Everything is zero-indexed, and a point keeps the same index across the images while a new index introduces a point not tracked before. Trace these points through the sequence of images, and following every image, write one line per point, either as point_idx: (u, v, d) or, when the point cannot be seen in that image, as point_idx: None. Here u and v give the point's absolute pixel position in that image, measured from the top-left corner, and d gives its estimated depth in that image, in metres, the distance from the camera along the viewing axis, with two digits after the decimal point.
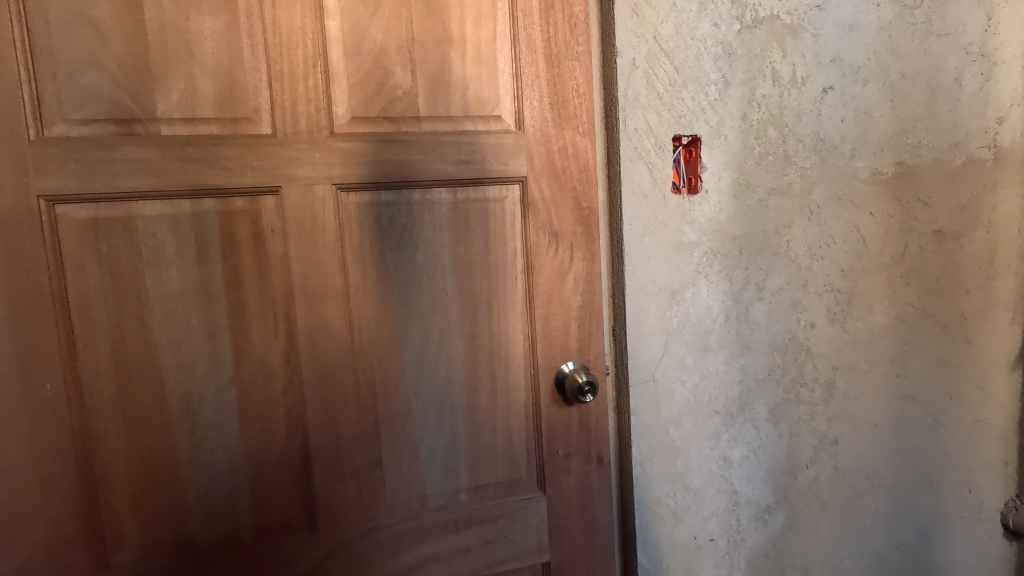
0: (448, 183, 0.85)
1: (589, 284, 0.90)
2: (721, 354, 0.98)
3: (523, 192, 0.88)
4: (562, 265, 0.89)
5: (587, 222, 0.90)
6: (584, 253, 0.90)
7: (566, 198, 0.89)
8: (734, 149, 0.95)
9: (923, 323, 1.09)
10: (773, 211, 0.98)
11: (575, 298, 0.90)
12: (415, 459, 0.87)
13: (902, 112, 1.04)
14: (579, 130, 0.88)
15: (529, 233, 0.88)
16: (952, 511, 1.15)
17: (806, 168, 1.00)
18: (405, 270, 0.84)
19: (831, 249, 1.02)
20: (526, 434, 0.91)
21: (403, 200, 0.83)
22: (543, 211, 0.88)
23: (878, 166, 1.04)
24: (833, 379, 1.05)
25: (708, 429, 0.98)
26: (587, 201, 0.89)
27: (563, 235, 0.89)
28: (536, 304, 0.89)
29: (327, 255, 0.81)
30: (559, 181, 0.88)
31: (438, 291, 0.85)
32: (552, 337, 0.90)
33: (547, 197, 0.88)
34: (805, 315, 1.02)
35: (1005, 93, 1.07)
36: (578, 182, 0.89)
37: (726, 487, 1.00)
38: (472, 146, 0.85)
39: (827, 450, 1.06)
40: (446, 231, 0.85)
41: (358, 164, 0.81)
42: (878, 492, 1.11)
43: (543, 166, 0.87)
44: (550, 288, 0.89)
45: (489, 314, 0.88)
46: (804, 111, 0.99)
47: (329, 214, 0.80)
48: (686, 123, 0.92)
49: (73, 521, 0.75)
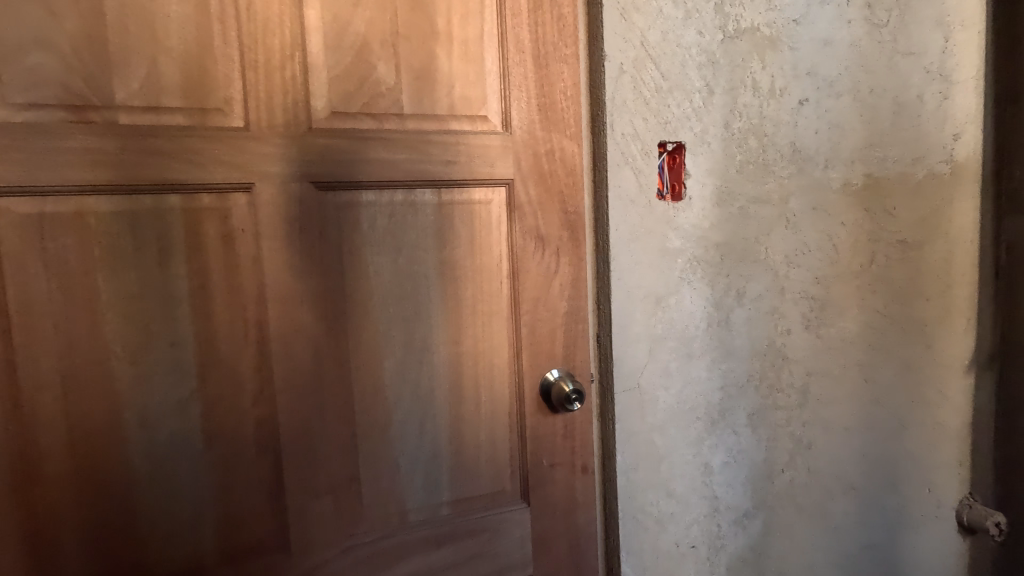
0: (433, 184, 0.81)
1: (573, 289, 0.89)
2: (704, 360, 0.98)
3: (510, 194, 0.85)
4: (547, 270, 0.87)
5: (574, 226, 0.88)
6: (570, 258, 0.89)
7: (552, 201, 0.87)
8: (717, 156, 0.96)
9: (889, 329, 1.14)
10: (753, 218, 1.00)
11: (561, 305, 0.89)
12: (395, 473, 0.82)
13: (870, 125, 1.09)
14: (566, 133, 0.87)
15: (516, 236, 0.86)
16: (914, 511, 1.22)
17: (783, 177, 1.02)
18: (387, 274, 0.80)
19: (806, 257, 1.05)
20: (510, 443, 0.89)
21: (386, 200, 0.79)
22: (530, 214, 0.86)
23: (850, 177, 1.08)
24: (808, 385, 1.07)
25: (691, 435, 0.98)
26: (574, 204, 0.88)
27: (549, 240, 0.87)
28: (521, 310, 0.87)
29: (302, 257, 0.76)
30: (545, 185, 0.87)
31: (421, 296, 0.82)
32: (539, 344, 0.88)
33: (534, 201, 0.86)
34: (781, 321, 1.03)
35: (961, 113, 1.18)
36: (564, 186, 0.87)
37: (707, 494, 1.00)
38: (457, 145, 0.82)
39: (802, 454, 1.08)
40: (431, 233, 0.82)
41: (339, 160, 0.77)
42: (848, 495, 1.14)
43: (530, 169, 0.86)
44: (537, 294, 0.87)
45: (475, 319, 0.85)
46: (782, 121, 1.00)
47: (306, 214, 0.76)
48: (671, 130, 0.92)
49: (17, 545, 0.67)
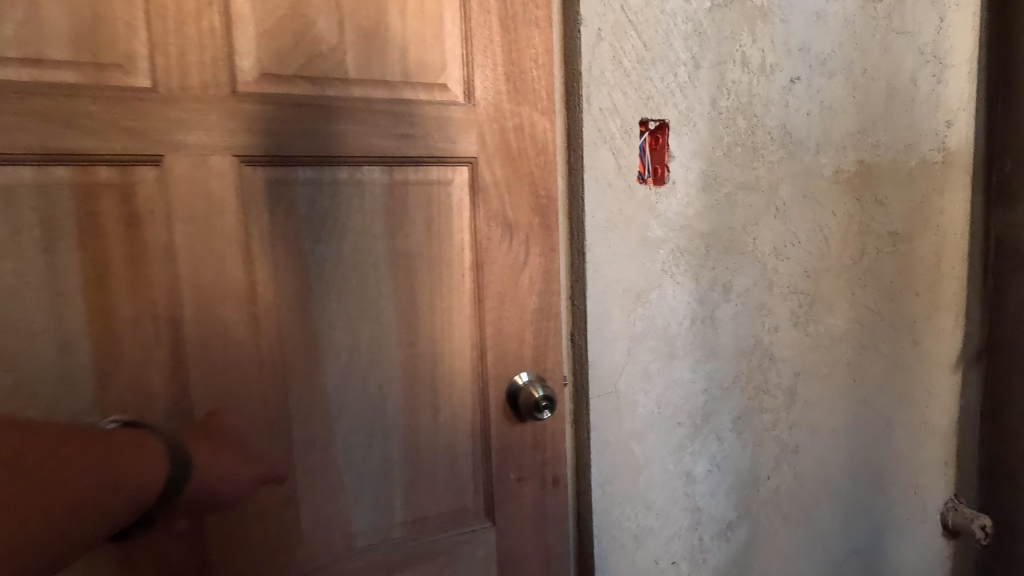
0: (387, 160, 0.71)
1: (545, 282, 0.80)
2: (687, 361, 0.89)
3: (472, 175, 0.75)
4: (515, 261, 0.78)
5: (545, 212, 0.79)
6: (541, 248, 0.79)
7: (521, 184, 0.77)
8: (703, 137, 0.87)
9: (879, 325, 1.08)
10: (741, 206, 0.92)
11: (531, 300, 0.79)
12: (340, 492, 0.72)
13: (863, 108, 1.02)
14: (537, 106, 0.77)
15: (479, 222, 0.76)
16: (900, 515, 1.17)
17: (773, 162, 0.94)
18: (330, 264, 0.69)
19: (795, 249, 0.97)
20: (474, 454, 0.79)
21: (330, 178, 0.69)
22: (496, 197, 0.76)
23: (841, 164, 1.00)
24: (796, 385, 1.00)
25: (673, 443, 0.90)
26: (546, 188, 0.79)
27: (517, 227, 0.78)
28: (485, 306, 0.77)
29: (226, 244, 0.65)
30: (513, 165, 0.77)
31: (370, 290, 0.72)
32: (506, 344, 0.78)
33: (500, 182, 0.77)
34: (769, 318, 0.96)
35: (953, 98, 1.12)
36: (535, 166, 0.78)
37: (689, 505, 0.92)
38: (412, 116, 0.72)
39: (788, 459, 1.01)
40: (381, 218, 0.71)
41: (274, 131, 0.66)
42: (834, 501, 1.08)
43: (496, 146, 0.76)
44: (503, 287, 0.78)
45: (433, 315, 0.75)
46: (772, 101, 0.92)
47: (230, 193, 0.64)
48: (654, 106, 0.83)
49: (83, 459, 0.49)
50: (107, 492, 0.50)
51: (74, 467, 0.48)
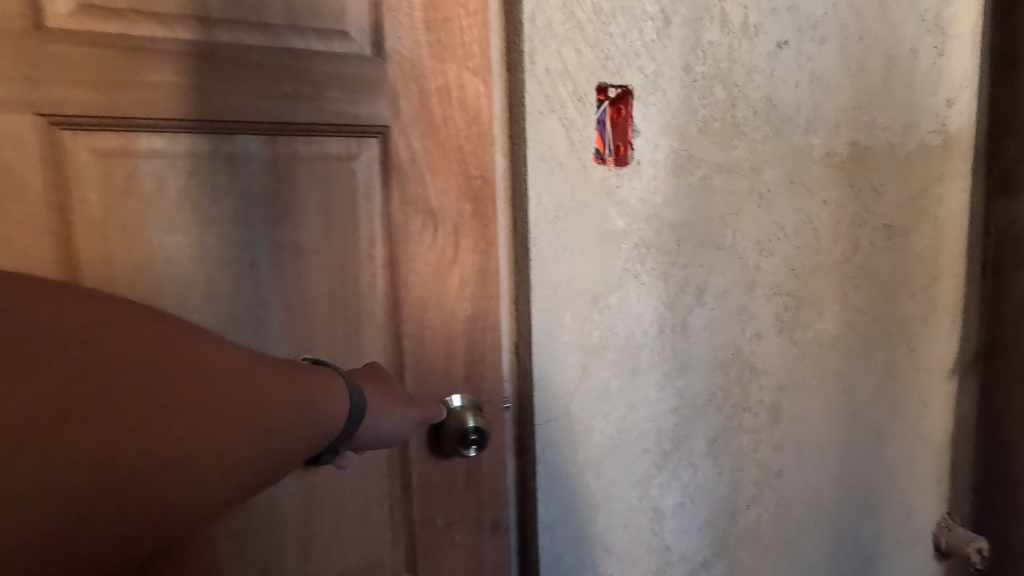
0: (261, 129, 0.54)
1: (480, 284, 0.65)
2: (653, 377, 0.76)
3: (384, 150, 0.60)
4: (441, 258, 0.63)
5: (479, 197, 0.64)
6: (473, 242, 0.64)
7: (447, 162, 0.62)
8: (673, 108, 0.73)
9: (872, 330, 0.96)
10: (718, 193, 0.78)
11: (461, 306, 0.65)
12: (211, 552, 0.57)
13: (859, 82, 0.88)
14: (467, 64, 0.61)
15: (393, 210, 0.61)
16: (891, 539, 1.06)
17: (756, 141, 0.80)
18: (190, 262, 0.53)
19: (781, 243, 0.84)
20: (391, 496, 0.64)
21: (184, 150, 0.52)
22: (415, 179, 0.61)
23: (833, 145, 0.87)
24: (780, 401, 0.87)
25: (637, 473, 0.76)
26: (480, 167, 0.63)
27: (443, 216, 0.63)
28: (403, 313, 0.62)
29: (34, 236, 0.48)
30: (437, 137, 0.61)
31: (247, 296, 0.56)
32: (430, 360, 0.64)
33: (421, 160, 0.61)
34: (750, 324, 0.82)
35: (955, 74, 0.99)
36: (465, 140, 0.62)
37: (656, 544, 0.79)
38: (296, 70, 0.55)
39: (771, 485, 0.88)
40: (260, 203, 0.55)
41: (92, 84, 0.49)
42: (821, 528, 0.96)
43: (414, 114, 0.60)
44: (425, 291, 0.63)
45: (335, 327, 0.60)
46: (756, 68, 0.78)
47: (39, 168, 0.48)
48: (614, 69, 0.68)
49: (276, 379, 0.44)
50: (253, 456, 0.41)
51: (242, 414, 0.40)
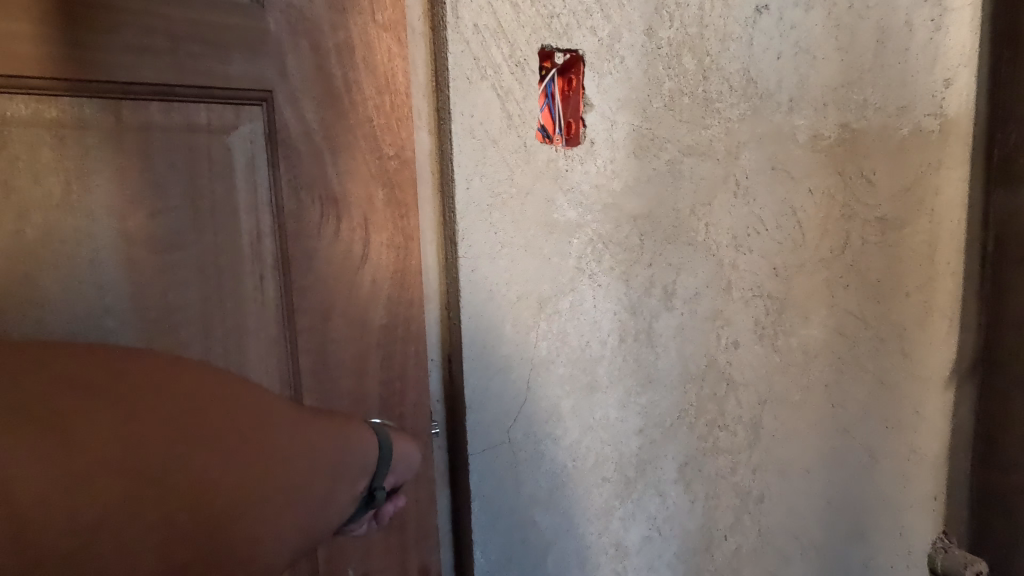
0: (91, 90, 0.42)
1: (394, 288, 0.54)
2: (613, 393, 0.65)
3: (269, 121, 0.48)
4: (348, 255, 0.52)
5: (395, 182, 0.53)
6: (389, 235, 0.54)
7: (352, 139, 0.51)
8: (634, 80, 0.62)
9: (863, 335, 0.86)
10: (688, 180, 0.67)
11: (375, 313, 0.54)
12: None
13: (848, 55, 0.78)
14: (371, 23, 0.50)
15: (283, 196, 0.49)
16: (883, 563, 0.96)
17: (731, 121, 0.69)
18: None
19: (760, 238, 0.73)
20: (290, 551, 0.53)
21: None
22: (310, 158, 0.50)
23: (820, 127, 0.77)
24: (761, 417, 0.77)
25: (594, 506, 0.65)
26: (394, 145, 0.53)
27: (349, 205, 0.52)
28: (299, 322, 0.51)
29: None
30: (339, 107, 0.50)
31: (85, 307, 0.43)
32: (336, 376, 0.53)
33: (318, 135, 0.50)
34: (726, 331, 0.72)
35: (953, 51, 0.90)
36: (371, 115, 0.51)
37: None
38: (135, 13, 0.42)
39: (751, 512, 0.78)
40: (100, 187, 0.43)
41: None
42: (807, 556, 0.86)
43: (307, 77, 0.49)
44: (328, 295, 0.52)
45: (204, 343, 0.47)
46: (731, 35, 0.68)
47: None
48: (562, 30, 0.57)
49: (317, 432, 0.37)
50: (305, 522, 0.34)
51: (303, 472, 0.34)
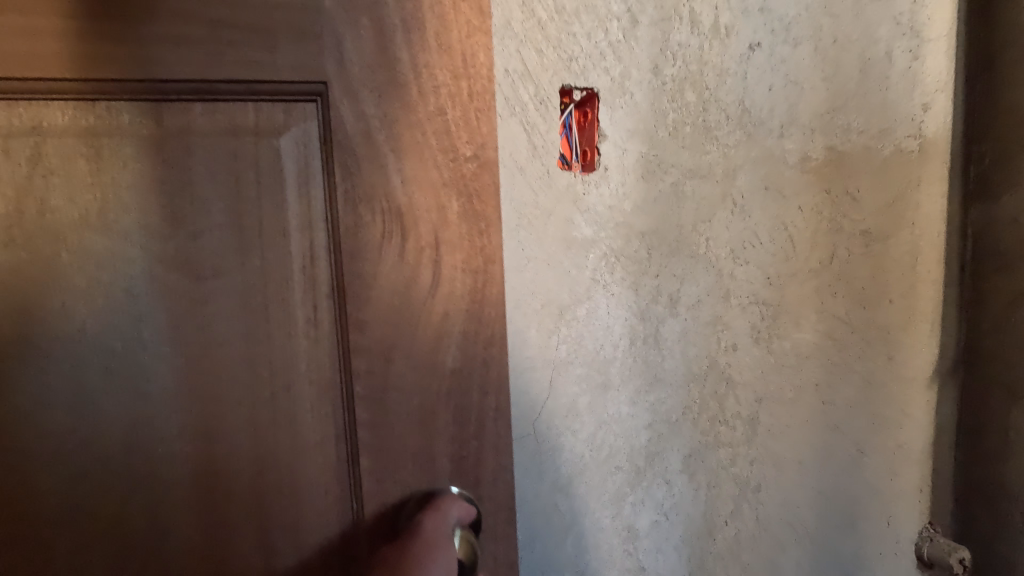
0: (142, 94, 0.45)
1: (448, 296, 0.56)
2: (624, 391, 0.72)
3: (349, 129, 0.51)
4: (419, 259, 0.55)
5: (467, 189, 0.56)
6: (462, 240, 0.56)
7: (422, 145, 0.53)
8: (641, 112, 0.70)
9: (852, 339, 0.93)
10: (690, 199, 0.75)
11: (450, 315, 0.57)
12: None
13: (833, 85, 0.86)
14: (449, 31, 0.52)
15: (345, 209, 0.52)
16: (872, 551, 1.04)
17: (729, 146, 0.77)
18: (94, 276, 0.46)
19: (755, 251, 0.81)
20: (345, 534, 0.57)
21: (85, 151, 0.45)
22: (387, 165, 0.53)
23: (809, 149, 0.85)
24: (757, 413, 0.84)
25: (608, 493, 0.73)
26: (470, 145, 0.55)
27: (419, 211, 0.54)
28: (360, 331, 0.54)
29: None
30: (415, 115, 0.53)
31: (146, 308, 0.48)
32: (405, 375, 0.56)
33: (398, 143, 0.53)
34: (725, 335, 0.80)
35: (931, 78, 0.98)
36: (440, 127, 0.54)
37: (630, 565, 0.76)
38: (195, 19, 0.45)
39: (749, 500, 0.85)
40: (166, 195, 0.47)
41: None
42: (802, 543, 0.93)
43: (383, 85, 0.51)
44: (401, 296, 0.55)
45: (262, 350, 0.51)
46: (727, 71, 0.76)
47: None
48: (579, 70, 0.66)
49: None
50: None
51: None
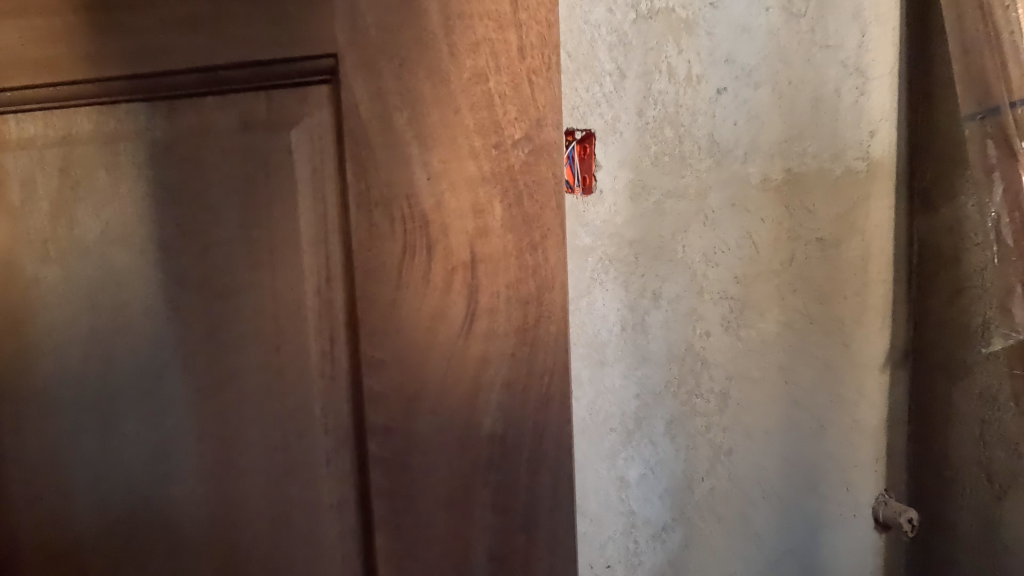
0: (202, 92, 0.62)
1: (491, 315, 0.62)
2: (618, 367, 0.91)
3: (419, 138, 0.59)
4: (469, 252, 0.61)
5: (521, 183, 0.60)
6: (516, 228, 0.61)
7: (469, 145, 0.59)
8: (629, 146, 0.89)
9: (809, 328, 1.11)
10: (670, 214, 0.93)
11: (506, 301, 0.62)
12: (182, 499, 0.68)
13: (790, 118, 1.05)
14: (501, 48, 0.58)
15: (378, 211, 0.60)
16: (834, 512, 1.20)
17: (701, 171, 0.96)
18: (134, 281, 0.66)
19: (725, 255, 0.99)
20: (341, 541, 0.67)
21: (125, 149, 0.64)
22: (453, 165, 0.59)
23: (769, 171, 1.03)
24: (728, 389, 1.02)
25: (604, 449, 0.91)
26: (516, 136, 0.60)
27: (464, 210, 0.60)
28: (385, 309, 0.61)
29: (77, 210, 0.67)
30: (478, 124, 0.59)
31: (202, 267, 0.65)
32: (448, 353, 0.62)
33: (459, 147, 0.59)
34: (700, 323, 0.98)
35: (876, 109, 1.16)
36: (474, 123, 0.59)
37: (623, 509, 0.94)
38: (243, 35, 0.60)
39: (722, 461, 1.03)
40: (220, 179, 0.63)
41: (6, 92, 0.64)
42: (770, 502, 1.10)
43: (446, 101, 0.59)
44: (459, 283, 0.62)
45: (279, 309, 0.64)
46: (699, 110, 0.95)
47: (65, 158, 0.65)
48: (580, 116, 0.86)
49: None
50: None
51: None
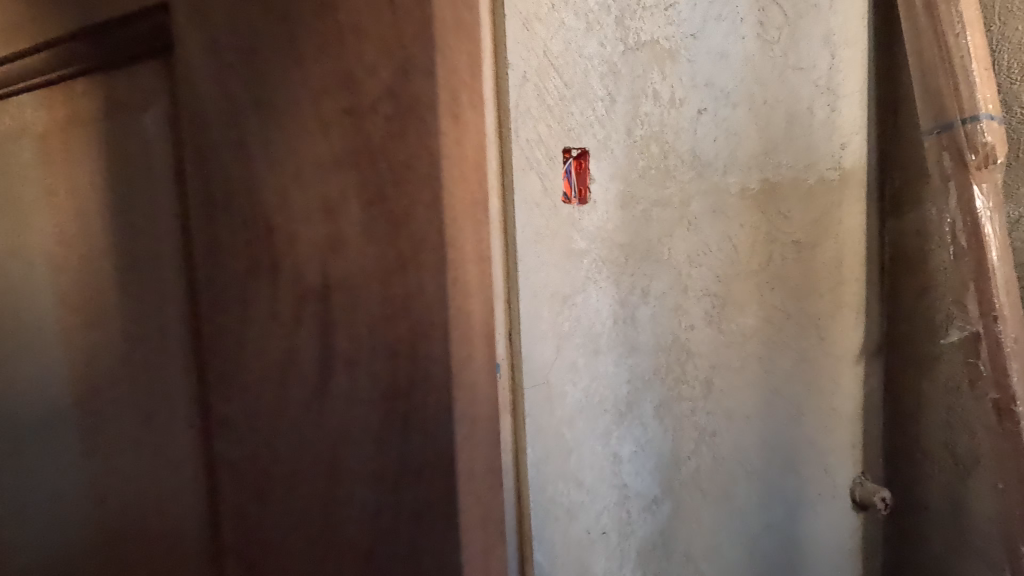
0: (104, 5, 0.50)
1: (352, 367, 0.43)
2: (610, 356, 1.03)
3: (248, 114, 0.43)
4: (331, 254, 0.42)
5: (375, 170, 0.41)
6: (382, 226, 0.41)
7: (311, 114, 0.41)
8: (620, 161, 1.01)
9: (786, 322, 1.23)
10: (656, 221, 1.05)
11: (368, 334, 0.42)
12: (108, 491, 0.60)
13: (765, 134, 1.17)
14: None
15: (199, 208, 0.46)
16: (812, 492, 1.31)
17: (684, 182, 1.08)
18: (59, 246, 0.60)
19: (707, 257, 1.12)
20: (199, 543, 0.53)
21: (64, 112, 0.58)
22: (293, 141, 0.42)
23: (746, 182, 1.15)
24: (711, 377, 1.14)
25: (599, 428, 1.02)
26: (384, 100, 0.40)
27: (324, 201, 0.42)
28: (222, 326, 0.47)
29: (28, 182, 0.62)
30: (327, 85, 0.41)
31: (114, 231, 0.56)
32: (297, 389, 0.44)
33: (292, 112, 0.42)
34: (684, 318, 1.10)
35: (848, 124, 1.27)
36: (322, 77, 0.41)
37: (616, 482, 1.05)
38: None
39: (706, 442, 1.15)
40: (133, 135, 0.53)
41: None
42: (751, 480, 1.22)
43: (299, 46, 0.41)
44: (308, 308, 0.43)
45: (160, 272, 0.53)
46: (681, 129, 1.07)
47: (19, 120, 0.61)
48: (575, 136, 0.96)
49: None
50: None
51: None
